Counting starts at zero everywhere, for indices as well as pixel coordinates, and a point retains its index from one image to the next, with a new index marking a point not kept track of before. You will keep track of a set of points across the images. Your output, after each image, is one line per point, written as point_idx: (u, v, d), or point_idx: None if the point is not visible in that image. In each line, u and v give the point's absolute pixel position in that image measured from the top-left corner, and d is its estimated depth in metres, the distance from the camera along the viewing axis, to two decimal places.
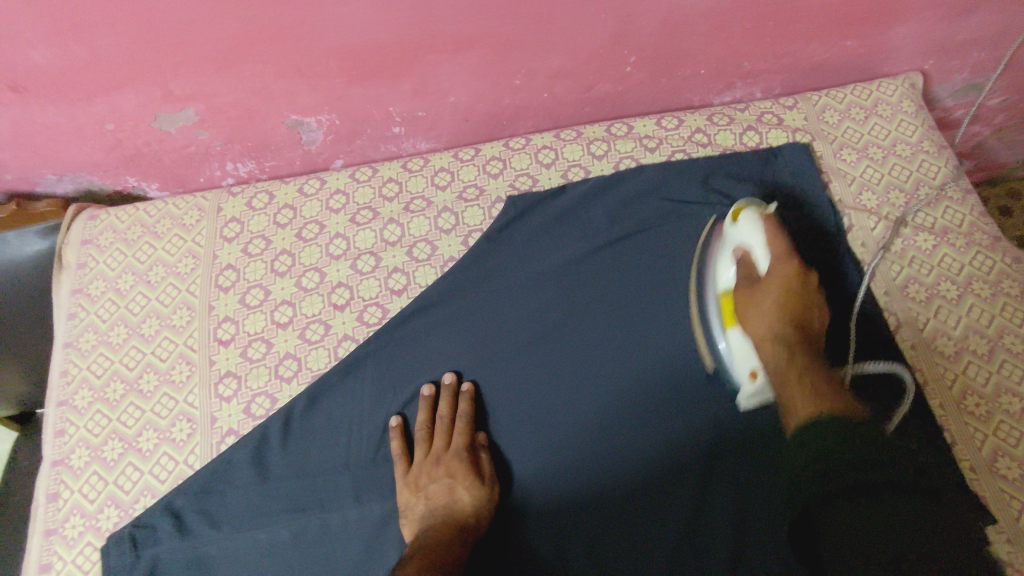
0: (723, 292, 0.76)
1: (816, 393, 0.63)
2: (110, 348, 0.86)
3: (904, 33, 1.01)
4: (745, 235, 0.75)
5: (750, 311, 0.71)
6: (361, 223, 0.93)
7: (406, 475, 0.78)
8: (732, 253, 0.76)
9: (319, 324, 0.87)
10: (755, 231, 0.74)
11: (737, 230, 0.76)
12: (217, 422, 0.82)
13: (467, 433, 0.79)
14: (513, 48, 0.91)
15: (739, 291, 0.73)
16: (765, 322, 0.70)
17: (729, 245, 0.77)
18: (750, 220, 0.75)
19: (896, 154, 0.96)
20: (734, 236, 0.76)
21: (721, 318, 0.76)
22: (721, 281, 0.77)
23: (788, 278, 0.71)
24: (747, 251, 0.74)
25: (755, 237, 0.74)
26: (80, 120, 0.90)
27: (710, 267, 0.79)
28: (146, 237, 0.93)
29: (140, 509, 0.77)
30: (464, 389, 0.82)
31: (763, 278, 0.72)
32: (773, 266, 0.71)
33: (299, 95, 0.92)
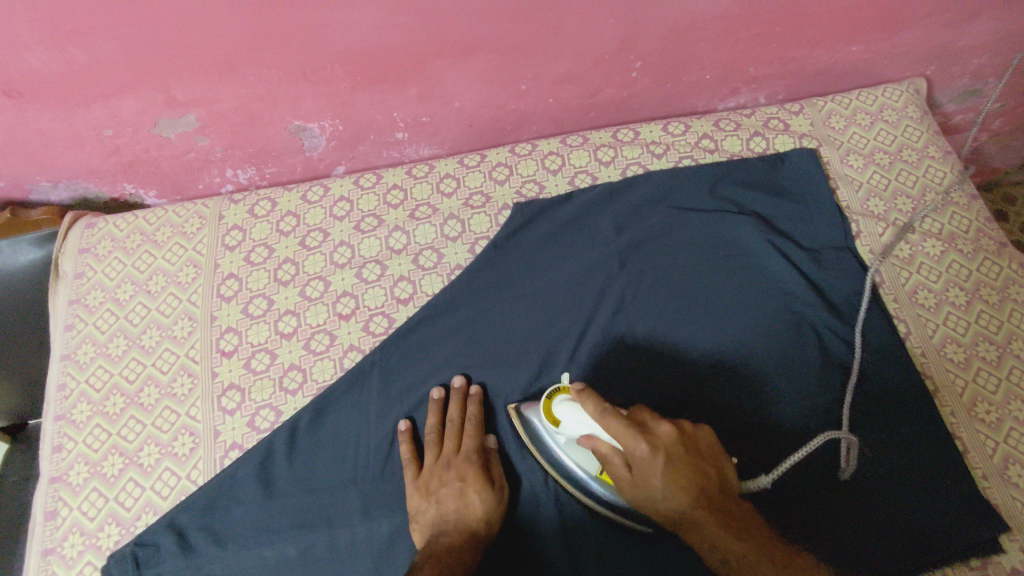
0: (600, 472, 0.72)
1: (750, 560, 0.61)
2: (109, 360, 0.84)
3: (908, 39, 1.01)
4: (571, 424, 0.69)
5: (634, 488, 0.66)
6: (366, 231, 0.91)
7: (416, 479, 0.76)
8: (577, 447, 0.70)
9: (324, 334, 0.85)
10: (581, 419, 0.68)
11: (562, 428, 0.70)
12: (221, 436, 0.80)
13: (477, 436, 0.78)
14: (521, 53, 0.90)
15: (614, 471, 0.67)
16: (663, 500, 0.64)
17: (567, 440, 0.71)
18: (568, 409, 0.69)
19: (902, 160, 0.96)
20: (565, 435, 0.70)
21: (609, 490, 0.71)
22: (588, 467, 0.72)
23: (668, 452, 0.63)
24: (591, 437, 0.68)
25: (581, 422, 0.68)
26: (77, 125, 0.88)
27: (564, 456, 0.74)
28: (146, 245, 0.91)
29: (142, 526, 0.75)
30: (474, 391, 0.81)
31: (628, 460, 0.65)
32: (629, 449, 0.64)
33: (303, 100, 0.91)
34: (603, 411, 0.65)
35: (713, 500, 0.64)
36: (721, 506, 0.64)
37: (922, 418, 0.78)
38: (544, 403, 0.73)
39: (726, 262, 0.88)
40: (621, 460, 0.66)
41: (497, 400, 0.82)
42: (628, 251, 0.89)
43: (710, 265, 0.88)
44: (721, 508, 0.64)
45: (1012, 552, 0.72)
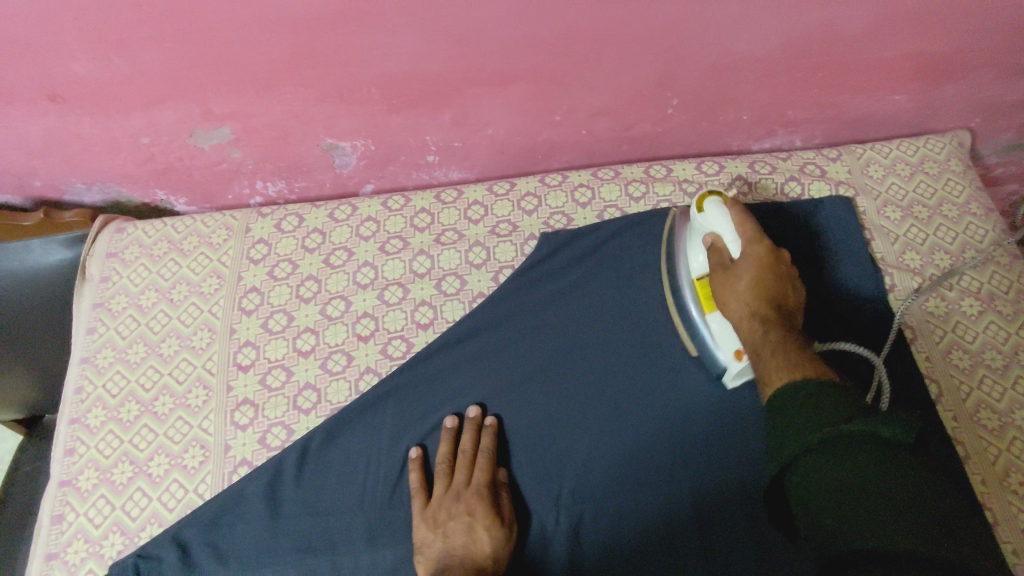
0: (698, 276, 0.78)
1: (793, 365, 0.64)
2: (127, 366, 0.84)
3: (953, 90, 0.99)
4: (705, 219, 0.76)
5: (725, 281, 0.73)
6: (391, 252, 0.91)
7: (424, 509, 0.75)
8: (701, 242, 0.78)
9: (341, 355, 0.84)
10: (719, 213, 0.74)
11: (699, 218, 0.77)
12: (231, 451, 0.79)
13: (489, 469, 0.76)
14: (558, 85, 0.90)
15: (714, 270, 0.75)
16: (743, 295, 0.71)
17: (697, 233, 0.78)
18: (714, 206, 0.75)
19: (942, 214, 0.94)
20: (699, 224, 0.77)
21: (698, 302, 0.79)
22: (692, 262, 0.79)
23: (759, 258, 0.71)
24: (714, 236, 0.75)
25: (722, 219, 0.74)
26: (115, 132, 0.89)
27: (682, 253, 0.81)
28: (172, 253, 0.91)
29: (146, 538, 0.75)
30: (489, 423, 0.79)
31: (735, 256, 0.73)
32: (744, 249, 0.72)
33: (337, 119, 0.91)
34: (739, 213, 0.74)
35: (784, 321, 0.69)
36: (785, 328, 0.69)
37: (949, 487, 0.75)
38: (698, 198, 0.78)
39: None
40: (731, 258, 0.74)
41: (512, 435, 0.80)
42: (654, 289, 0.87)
43: None
44: (787, 335, 0.68)
45: None
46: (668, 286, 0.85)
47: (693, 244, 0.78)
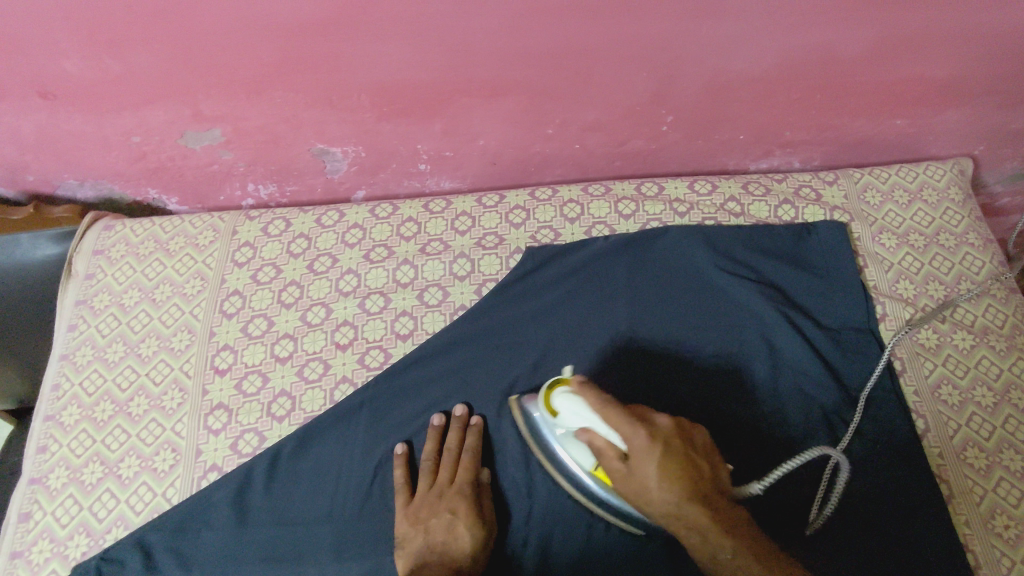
0: (596, 468, 0.70)
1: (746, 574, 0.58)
2: (105, 365, 0.84)
3: (956, 117, 0.97)
4: (568, 416, 0.68)
5: (632, 491, 0.64)
6: (375, 261, 0.90)
7: (406, 507, 0.75)
8: (575, 438, 0.70)
9: (318, 363, 0.84)
10: (578, 410, 0.67)
11: (561, 420, 0.69)
12: (202, 455, 0.79)
13: (472, 469, 0.76)
14: (550, 98, 0.89)
15: (610, 469, 0.66)
16: (660, 504, 0.61)
17: (568, 431, 0.70)
18: (565, 401, 0.68)
19: (938, 244, 0.92)
20: (562, 425, 0.70)
21: (603, 481, 0.70)
22: (583, 463, 0.71)
23: (660, 449, 0.62)
24: (586, 432, 0.67)
25: (580, 416, 0.66)
26: (106, 130, 0.89)
27: (568, 458, 0.72)
28: (158, 253, 0.91)
29: (111, 540, 0.75)
30: (473, 424, 0.79)
31: (621, 457, 0.64)
32: (627, 447, 0.63)
33: (327, 125, 0.91)
34: (593, 399, 0.66)
35: (711, 500, 0.61)
36: (722, 508, 0.61)
37: (932, 526, 0.73)
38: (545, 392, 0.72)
39: (740, 333, 0.84)
40: (618, 452, 0.65)
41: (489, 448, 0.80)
42: (639, 308, 0.86)
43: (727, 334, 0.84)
44: (722, 519, 0.60)
45: None
46: (564, 477, 0.75)
47: (575, 453, 0.72)
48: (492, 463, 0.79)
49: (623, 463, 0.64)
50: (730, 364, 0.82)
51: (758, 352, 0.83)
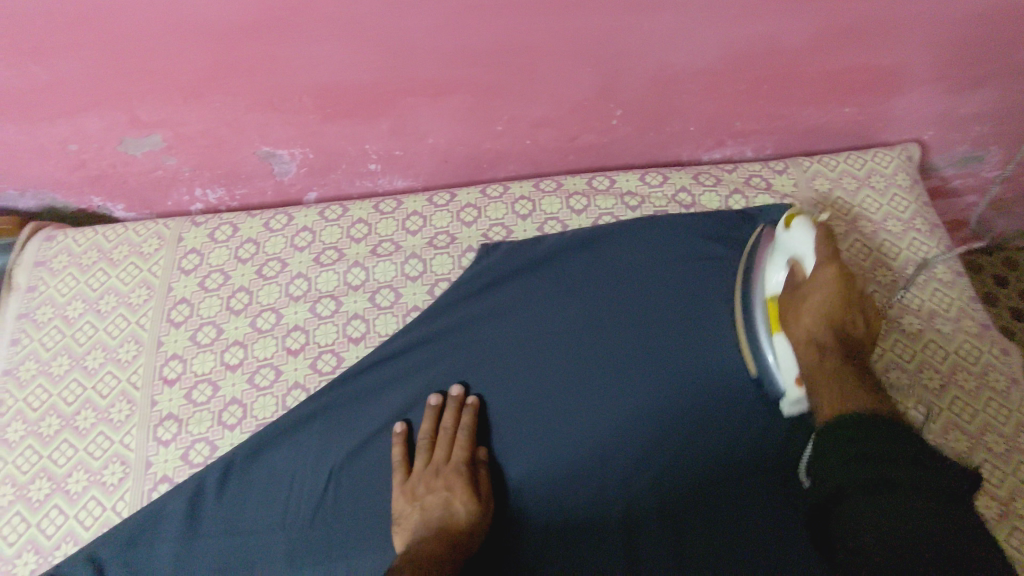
0: (772, 295, 0.74)
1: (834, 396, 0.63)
2: (50, 379, 0.83)
3: (902, 103, 0.98)
4: (795, 241, 0.71)
5: (794, 322, 0.69)
6: (325, 264, 0.89)
7: (404, 483, 0.75)
8: (784, 260, 0.73)
9: (270, 369, 0.83)
10: (811, 239, 0.70)
11: (789, 237, 0.72)
12: (152, 467, 0.78)
13: (469, 446, 0.76)
14: (495, 96, 0.88)
15: (788, 294, 0.71)
16: (806, 319, 0.67)
17: (780, 253, 0.74)
18: (802, 228, 0.71)
19: (886, 230, 0.92)
20: (785, 244, 0.73)
21: (768, 323, 0.74)
22: (770, 274, 0.74)
23: (830, 284, 0.66)
24: (798, 259, 0.71)
25: (805, 244, 0.70)
26: (41, 138, 0.87)
27: (761, 275, 0.76)
28: (101, 263, 0.90)
29: (60, 557, 0.73)
30: (471, 402, 0.79)
31: (807, 279, 0.69)
32: (818, 269, 0.67)
33: (271, 128, 0.89)
34: (824, 238, 0.69)
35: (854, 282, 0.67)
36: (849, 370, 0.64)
37: None
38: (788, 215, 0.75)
39: (690, 329, 0.83)
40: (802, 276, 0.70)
41: None
42: (594, 305, 0.86)
43: (673, 329, 0.83)
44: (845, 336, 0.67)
45: None
46: (743, 281, 0.79)
47: (777, 261, 0.74)
48: (487, 441, 0.80)
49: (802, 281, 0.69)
50: (681, 357, 0.81)
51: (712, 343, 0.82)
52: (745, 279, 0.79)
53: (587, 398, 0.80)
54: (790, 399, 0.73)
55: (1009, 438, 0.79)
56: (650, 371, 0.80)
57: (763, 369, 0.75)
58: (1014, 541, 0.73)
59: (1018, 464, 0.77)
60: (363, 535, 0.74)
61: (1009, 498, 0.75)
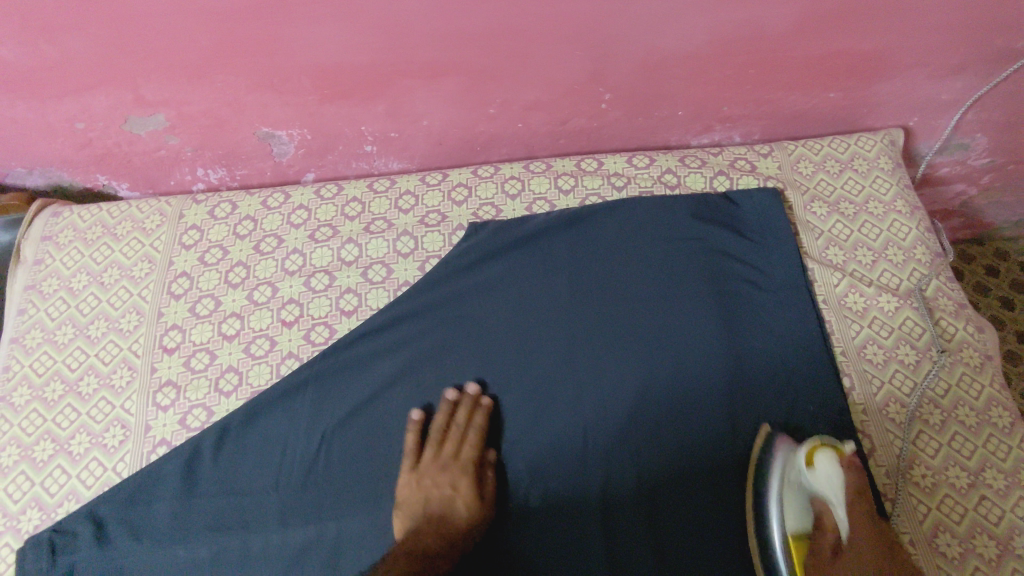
0: (792, 534, 0.69)
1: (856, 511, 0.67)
2: (55, 346, 0.86)
3: (887, 89, 0.99)
4: (821, 479, 0.69)
5: (834, 553, 0.66)
6: (320, 240, 0.92)
7: (411, 471, 0.77)
8: (807, 499, 0.71)
9: (265, 339, 0.86)
10: (837, 479, 0.69)
11: (812, 477, 0.70)
12: (151, 431, 0.81)
13: (478, 446, 0.78)
14: (487, 78, 0.91)
15: (818, 544, 0.68)
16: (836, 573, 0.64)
17: (798, 490, 0.71)
18: (828, 464, 0.69)
19: (868, 212, 0.94)
20: (803, 488, 0.71)
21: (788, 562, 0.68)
22: (784, 510, 0.70)
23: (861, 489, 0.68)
24: (826, 503, 0.69)
25: (833, 486, 0.69)
26: (50, 116, 0.91)
27: (775, 492, 0.71)
28: (105, 237, 0.93)
29: (62, 514, 0.77)
30: (486, 403, 0.80)
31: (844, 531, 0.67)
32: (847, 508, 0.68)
33: (270, 108, 0.93)
34: (854, 481, 0.69)
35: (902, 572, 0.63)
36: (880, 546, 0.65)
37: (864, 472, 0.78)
38: (806, 443, 0.72)
39: (671, 306, 0.86)
40: (835, 534, 0.67)
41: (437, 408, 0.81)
42: (579, 282, 0.88)
43: (655, 307, 0.86)
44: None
45: None
46: (754, 506, 0.73)
47: (790, 489, 0.71)
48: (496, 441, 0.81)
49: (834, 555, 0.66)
50: (661, 331, 0.84)
51: (691, 318, 0.85)
52: (758, 522, 0.72)
53: (570, 369, 0.83)
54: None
55: (980, 412, 0.81)
56: (632, 345, 0.83)
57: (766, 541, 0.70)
58: (981, 509, 0.76)
59: (988, 436, 0.80)
60: (351, 496, 0.77)
61: (979, 468, 0.78)
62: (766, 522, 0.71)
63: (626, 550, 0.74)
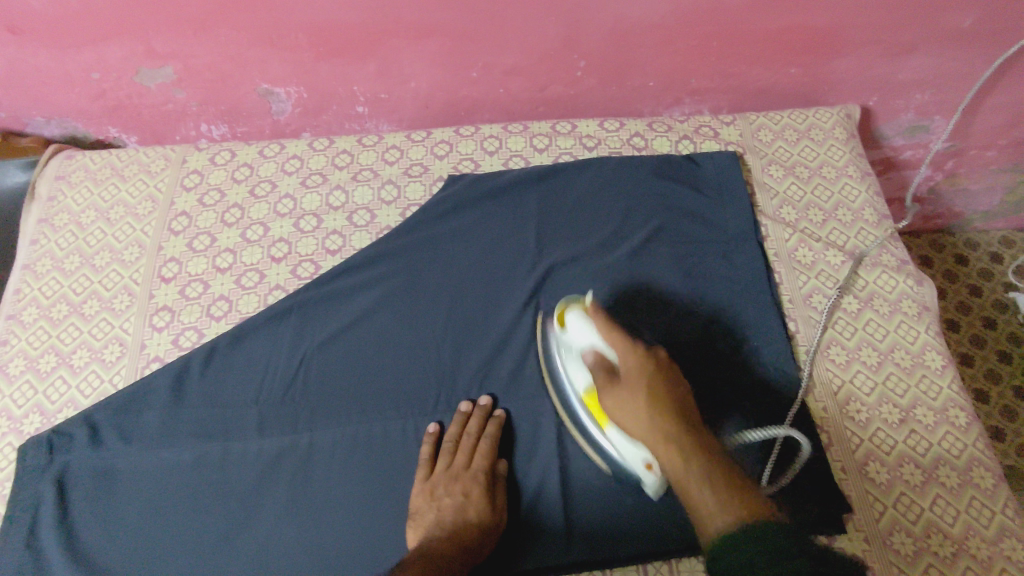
0: (586, 394, 0.78)
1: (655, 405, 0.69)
2: (62, 273, 0.94)
3: (844, 66, 1.06)
4: (573, 334, 0.78)
5: (618, 411, 0.71)
6: (310, 186, 1.00)
7: (426, 480, 0.79)
8: (576, 356, 0.78)
9: (255, 273, 0.93)
10: (588, 329, 0.76)
11: (568, 335, 0.78)
12: (146, 349, 0.88)
13: (489, 458, 0.79)
14: (468, 41, 0.98)
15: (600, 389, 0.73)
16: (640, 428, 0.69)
17: (568, 350, 0.79)
18: (576, 320, 0.78)
19: (821, 176, 1.01)
20: (568, 343, 0.79)
21: (596, 419, 0.77)
22: (576, 386, 0.79)
23: (641, 376, 0.71)
24: (581, 351, 0.77)
25: (580, 334, 0.77)
26: (69, 66, 0.99)
27: (563, 371, 0.81)
28: (114, 178, 1.01)
29: (62, 418, 0.84)
30: (497, 414, 0.82)
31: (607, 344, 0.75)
32: (627, 379, 0.72)
33: (269, 64, 1.01)
34: (603, 325, 0.76)
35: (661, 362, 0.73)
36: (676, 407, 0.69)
37: (802, 401, 0.83)
38: (557, 313, 0.82)
39: (631, 251, 0.93)
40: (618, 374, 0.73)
41: (412, 337, 0.88)
42: (547, 230, 0.96)
43: (613, 255, 0.93)
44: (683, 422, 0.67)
45: (851, 538, 0.75)
46: (554, 386, 0.83)
47: (572, 379, 0.79)
48: (508, 454, 0.82)
49: (620, 381, 0.72)
50: (620, 275, 0.91)
51: (648, 265, 0.92)
52: (553, 378, 0.83)
53: (532, 305, 0.90)
54: (645, 484, 0.74)
55: (914, 355, 0.87)
56: (592, 286, 0.91)
57: (580, 425, 0.80)
58: (909, 441, 0.81)
59: (921, 378, 0.85)
60: (327, 411, 0.84)
61: (910, 406, 0.83)
62: (553, 367, 0.83)
63: (575, 464, 0.80)
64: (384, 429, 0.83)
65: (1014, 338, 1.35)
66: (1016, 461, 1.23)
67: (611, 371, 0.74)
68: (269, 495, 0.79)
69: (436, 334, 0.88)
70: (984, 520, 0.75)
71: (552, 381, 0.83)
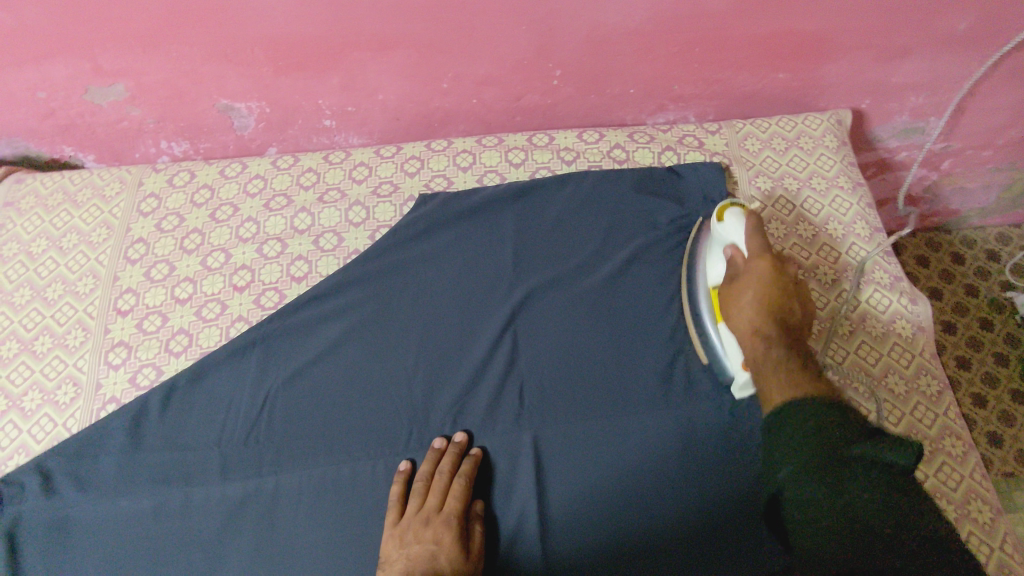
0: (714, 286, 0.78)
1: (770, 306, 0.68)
2: (13, 308, 0.89)
3: (835, 70, 1.01)
4: (728, 228, 0.76)
5: (731, 306, 0.72)
6: (274, 209, 0.95)
7: (395, 526, 0.74)
8: (722, 252, 0.78)
9: (216, 303, 0.89)
10: (739, 229, 0.75)
11: (722, 229, 0.77)
12: (102, 388, 0.84)
13: (463, 500, 0.75)
14: (437, 52, 0.93)
15: (725, 284, 0.75)
16: (743, 321, 0.70)
17: (717, 246, 0.79)
18: (734, 218, 0.76)
19: (811, 187, 0.97)
20: (719, 236, 0.78)
21: (712, 313, 0.78)
22: (708, 277, 0.79)
23: (764, 277, 0.70)
24: (732, 246, 0.75)
25: (736, 234, 0.75)
26: (12, 85, 0.93)
27: (703, 257, 0.81)
28: (66, 204, 0.96)
29: (12, 466, 0.80)
30: (472, 453, 0.78)
31: (743, 269, 0.73)
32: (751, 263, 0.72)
33: (227, 79, 0.95)
34: (754, 229, 0.73)
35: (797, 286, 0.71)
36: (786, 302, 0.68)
37: None
38: (721, 205, 0.79)
39: (611, 274, 0.88)
40: (738, 270, 0.74)
41: (383, 371, 0.84)
42: (523, 251, 0.91)
43: (591, 277, 0.89)
44: (789, 330, 0.68)
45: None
46: (687, 291, 0.84)
47: (706, 262, 0.80)
48: (484, 494, 0.78)
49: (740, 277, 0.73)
50: (600, 300, 0.87)
51: (629, 289, 0.88)
52: (689, 283, 0.84)
53: (508, 333, 0.85)
54: (735, 383, 0.76)
55: (909, 380, 0.83)
56: (571, 312, 0.86)
57: (697, 313, 0.81)
58: None
59: (916, 404, 0.81)
60: (292, 453, 0.79)
61: (905, 436, 0.79)
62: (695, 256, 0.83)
63: (555, 505, 0.76)
64: (352, 473, 0.78)
65: (1012, 341, 1.31)
66: (1014, 468, 1.20)
67: (737, 265, 0.74)
68: (230, 546, 0.75)
69: (407, 366, 0.84)
70: (983, 559, 0.72)
71: (688, 261, 0.85)
